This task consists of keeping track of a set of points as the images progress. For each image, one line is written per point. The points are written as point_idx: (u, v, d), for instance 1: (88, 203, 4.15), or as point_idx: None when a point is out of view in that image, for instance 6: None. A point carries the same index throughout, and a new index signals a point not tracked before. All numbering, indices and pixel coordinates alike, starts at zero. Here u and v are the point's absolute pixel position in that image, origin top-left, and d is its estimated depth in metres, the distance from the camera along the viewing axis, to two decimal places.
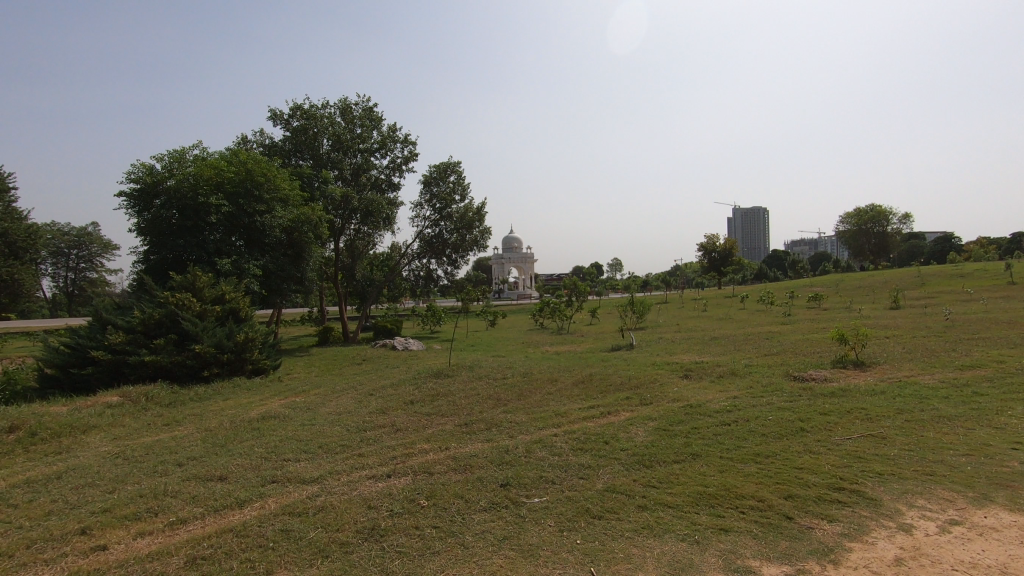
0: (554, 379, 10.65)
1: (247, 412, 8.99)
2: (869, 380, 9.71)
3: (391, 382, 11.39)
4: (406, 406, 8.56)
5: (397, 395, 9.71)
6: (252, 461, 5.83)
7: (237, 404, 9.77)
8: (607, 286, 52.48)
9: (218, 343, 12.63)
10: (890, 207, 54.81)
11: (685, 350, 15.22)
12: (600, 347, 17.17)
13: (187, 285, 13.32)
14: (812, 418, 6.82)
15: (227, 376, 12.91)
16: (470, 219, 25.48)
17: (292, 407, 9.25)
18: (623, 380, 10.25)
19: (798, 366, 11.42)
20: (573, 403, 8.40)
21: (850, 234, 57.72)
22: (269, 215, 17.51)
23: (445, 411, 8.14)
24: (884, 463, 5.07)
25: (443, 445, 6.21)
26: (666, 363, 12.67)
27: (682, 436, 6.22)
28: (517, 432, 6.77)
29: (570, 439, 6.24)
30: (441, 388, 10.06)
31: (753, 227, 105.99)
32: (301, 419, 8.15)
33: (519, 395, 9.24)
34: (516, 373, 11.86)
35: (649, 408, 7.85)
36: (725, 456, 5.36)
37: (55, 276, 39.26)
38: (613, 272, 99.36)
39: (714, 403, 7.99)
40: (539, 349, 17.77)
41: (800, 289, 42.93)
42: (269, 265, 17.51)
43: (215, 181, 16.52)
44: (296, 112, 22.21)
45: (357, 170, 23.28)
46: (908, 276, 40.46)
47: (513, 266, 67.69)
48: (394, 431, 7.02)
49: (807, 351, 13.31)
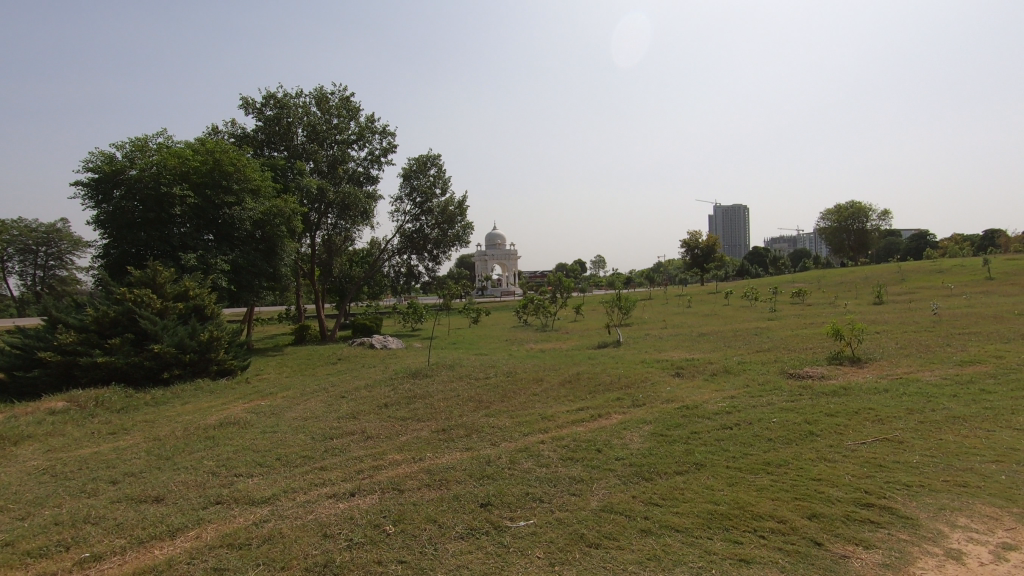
0: (539, 379, 10.05)
1: (204, 419, 8.21)
2: (868, 377, 9.25)
3: (366, 383, 10.67)
4: (380, 410, 7.88)
5: (371, 397, 9.02)
6: (196, 478, 5.10)
7: (196, 409, 8.99)
8: (591, 283, 52.06)
9: (179, 343, 11.76)
10: (870, 204, 55.14)
11: (673, 347, 14.69)
12: (586, 344, 16.61)
13: (147, 281, 12.42)
14: (820, 419, 6.29)
15: (190, 378, 12.03)
16: (452, 213, 24.77)
17: (255, 412, 8.48)
18: (612, 380, 9.67)
19: (793, 363, 10.95)
20: (560, 405, 7.79)
21: (830, 231, 58.01)
22: (239, 208, 16.62)
23: (421, 416, 7.46)
24: (910, 472, 4.54)
25: (418, 456, 5.55)
26: (656, 361, 12.14)
27: (680, 442, 5.66)
28: (500, 439, 6.14)
29: (559, 447, 5.62)
30: (418, 390, 9.38)
31: (734, 224, 106.68)
32: (263, 426, 7.42)
33: (503, 396, 8.61)
34: (498, 372, 11.23)
35: (642, 410, 7.26)
36: (732, 466, 4.79)
37: (22, 274, 37.42)
38: (596, 269, 99.29)
39: (712, 404, 7.45)
40: (523, 346, 17.18)
41: (783, 285, 42.91)
42: (239, 260, 16.61)
43: (179, 170, 15.60)
44: (268, 101, 21.27)
45: (334, 162, 22.45)
46: (889, 272, 40.61)
47: (497, 263, 66.96)
48: (363, 439, 6.33)
49: (799, 347, 12.88)
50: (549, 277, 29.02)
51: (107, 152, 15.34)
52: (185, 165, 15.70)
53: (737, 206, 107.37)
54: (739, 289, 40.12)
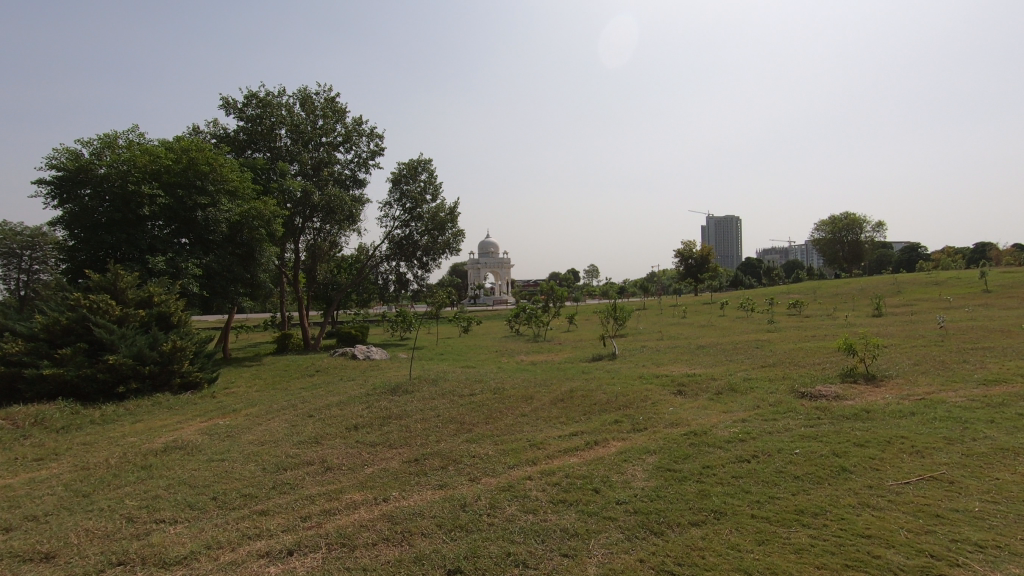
0: (529, 396, 9.18)
1: (150, 441, 7.29)
2: (888, 398, 8.46)
3: (340, 400, 9.78)
4: (348, 434, 6.98)
5: (342, 417, 8.11)
6: (106, 525, 4.20)
7: (146, 430, 8.07)
8: (585, 292, 51.34)
9: (138, 354, 10.77)
10: (864, 216, 54.84)
11: (672, 360, 13.87)
12: (580, 356, 15.75)
13: (107, 286, 11.49)
14: (850, 451, 5.47)
15: (149, 392, 11.05)
16: (443, 219, 23.92)
17: (208, 433, 7.56)
18: (610, 398, 8.81)
19: (802, 380, 10.15)
20: (552, 429, 6.93)
21: (825, 242, 57.66)
22: (213, 209, 15.69)
23: (393, 441, 6.56)
24: (977, 527, 3.72)
25: (381, 495, 4.65)
26: (655, 376, 11.30)
27: (692, 479, 4.81)
28: (481, 473, 5.26)
29: (549, 486, 4.75)
30: (395, 408, 8.49)
31: (727, 235, 106.66)
32: (212, 452, 6.51)
33: (489, 417, 7.73)
34: (485, 387, 10.34)
35: (644, 437, 6.40)
36: (757, 516, 3.97)
37: (6, 279, 36.08)
38: (590, 278, 98.83)
39: (722, 429, 6.63)
40: (513, 358, 16.30)
41: (779, 295, 42.37)
42: (212, 265, 15.64)
43: (150, 168, 14.72)
44: (251, 100, 20.46)
45: (319, 164, 21.63)
46: (885, 283, 40.06)
47: (489, 271, 66.24)
48: (321, 473, 5.43)
49: (807, 362, 12.09)
50: (542, 286, 28.13)
51: (72, 148, 14.43)
52: (156, 163, 14.81)
53: (730, 217, 107.31)
54: (735, 300, 39.37)
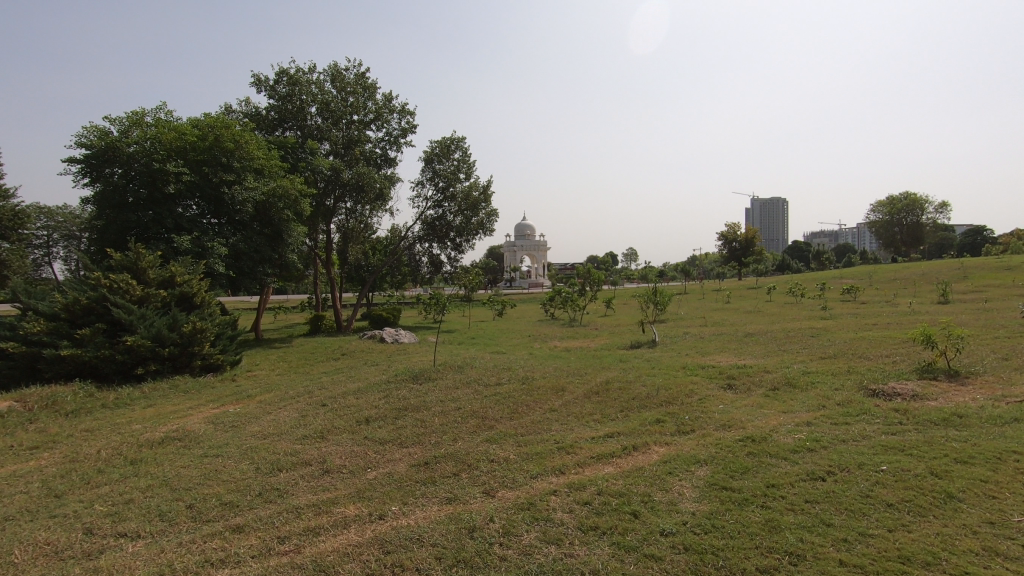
0: (559, 388, 8.34)
1: (151, 430, 6.83)
2: (981, 400, 7.22)
3: (359, 387, 9.18)
4: (358, 428, 6.34)
5: (355, 407, 7.48)
6: (60, 538, 3.63)
7: (153, 417, 7.65)
8: (622, 275, 49.97)
9: (157, 335, 10.47)
10: (926, 196, 51.13)
11: (719, 350, 12.75)
12: (617, 343, 14.78)
13: (128, 265, 11.24)
14: (954, 470, 4.42)
15: (169, 374, 10.73)
16: (476, 199, 23.13)
17: (213, 422, 7.06)
18: (650, 393, 7.87)
19: (871, 375, 8.94)
20: (583, 429, 6.09)
21: (881, 224, 54.18)
22: (240, 187, 15.35)
23: (405, 438, 5.87)
24: None
25: (378, 511, 3.93)
26: (701, 367, 10.28)
27: (756, 503, 3.90)
28: (499, 483, 4.48)
29: (577, 506, 3.93)
30: (414, 399, 7.81)
31: (773, 218, 102.42)
32: (211, 444, 5.98)
33: (514, 413, 6.94)
34: (513, 377, 9.54)
35: (692, 442, 5.50)
36: (847, 565, 3.05)
37: (67, 259, 37.49)
38: (628, 261, 96.75)
39: (784, 435, 5.64)
40: (546, 344, 15.44)
41: (831, 281, 39.95)
42: (239, 244, 15.33)
43: (176, 146, 14.45)
44: (281, 77, 20.06)
45: (350, 142, 21.14)
46: (951, 268, 37.09)
47: (526, 254, 65.43)
48: (318, 477, 4.77)
49: (875, 354, 10.78)
50: (578, 268, 27.08)
51: (100, 126, 14.28)
52: (182, 141, 14.52)
53: (776, 200, 102.94)
54: (783, 285, 37.29)
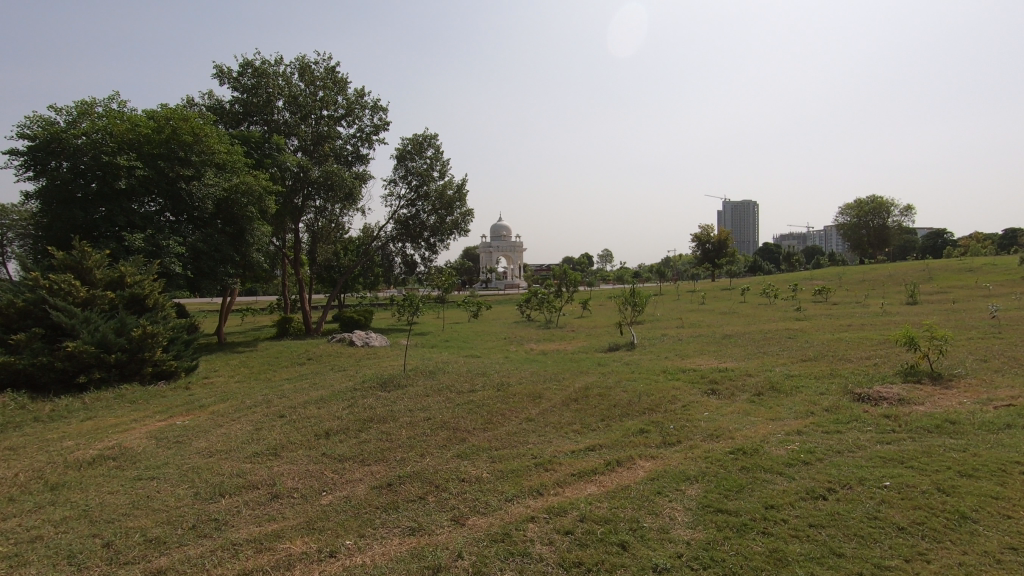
0: (536, 395, 7.88)
1: (85, 447, 6.15)
2: (969, 404, 7.00)
3: (322, 395, 8.58)
4: (317, 444, 5.77)
5: (316, 419, 6.90)
6: None
7: (91, 432, 6.95)
8: (598, 277, 49.87)
9: (102, 341, 9.66)
10: (892, 199, 52.35)
11: (698, 352, 12.47)
12: (594, 346, 14.42)
13: (71, 264, 10.41)
14: (961, 484, 4.10)
15: (116, 382, 9.94)
16: (451, 198, 22.58)
17: (157, 438, 6.41)
18: (632, 400, 7.46)
19: (855, 379, 8.70)
20: (563, 441, 5.66)
21: (849, 227, 55.30)
22: (198, 183, 14.53)
23: (367, 455, 5.33)
24: None
25: (329, 546, 3.42)
26: (681, 371, 9.95)
27: (756, 528, 3.51)
28: (470, 509, 4.00)
29: (558, 537, 3.48)
30: (381, 409, 7.27)
31: (744, 220, 104.16)
32: (150, 464, 5.35)
33: (487, 423, 6.45)
34: (488, 382, 9.06)
35: (680, 455, 5.11)
36: None
37: None
38: (603, 262, 97.18)
39: (776, 446, 5.28)
40: (521, 347, 14.99)
41: (802, 282, 40.43)
42: (197, 243, 14.51)
43: (128, 138, 13.59)
44: (246, 69, 19.21)
45: (319, 138, 20.37)
46: (917, 269, 37.87)
47: (502, 255, 64.98)
48: (265, 504, 4.21)
49: (855, 357, 10.61)
50: (554, 269, 26.68)
51: (45, 117, 13.34)
52: (135, 133, 13.67)
53: (747, 203, 104.76)
54: (756, 286, 37.60)
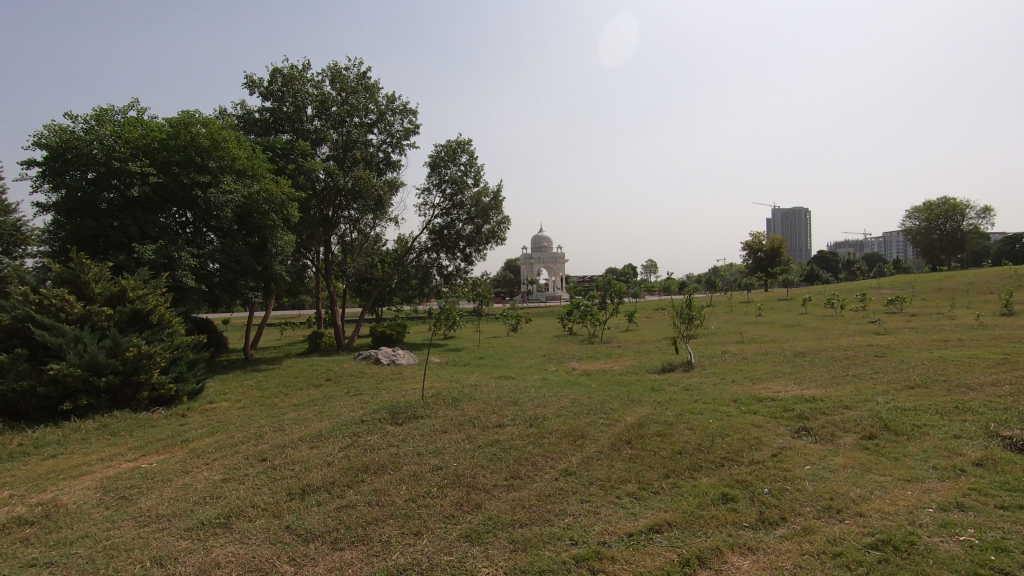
0: (577, 435, 6.24)
1: (14, 503, 4.95)
2: None
3: (322, 429, 7.21)
4: (285, 510, 4.35)
5: (301, 466, 5.50)
6: None
7: (41, 476, 5.80)
8: (644, 289, 47.65)
9: (91, 363, 8.70)
10: (966, 200, 47.90)
11: (772, 375, 10.50)
12: (646, 365, 12.62)
13: (67, 277, 9.52)
14: None
15: (107, 409, 8.98)
16: (487, 205, 21.28)
17: (104, 490, 5.15)
18: (702, 444, 5.73)
19: (995, 416, 6.65)
20: (614, 515, 4.05)
21: (918, 232, 50.96)
22: (215, 190, 13.65)
23: (344, 533, 3.89)
24: None
25: None
26: (758, 401, 8.07)
27: None
28: None
29: None
30: (382, 452, 5.80)
31: (796, 228, 99.26)
32: (64, 536, 4.06)
33: (512, 479, 4.89)
34: (520, 414, 7.51)
35: (792, 548, 3.43)
36: None
37: None
38: (647, 273, 94.33)
39: (940, 536, 3.51)
40: (562, 366, 13.32)
41: (870, 292, 36.99)
42: (215, 253, 13.64)
43: (143, 144, 12.87)
44: (276, 76, 18.54)
45: (349, 145, 19.47)
46: (1003, 276, 33.97)
47: (543, 267, 63.40)
48: None
49: (979, 385, 8.43)
50: (597, 279, 24.88)
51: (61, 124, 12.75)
52: (150, 138, 12.98)
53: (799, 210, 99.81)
54: (819, 296, 34.54)
